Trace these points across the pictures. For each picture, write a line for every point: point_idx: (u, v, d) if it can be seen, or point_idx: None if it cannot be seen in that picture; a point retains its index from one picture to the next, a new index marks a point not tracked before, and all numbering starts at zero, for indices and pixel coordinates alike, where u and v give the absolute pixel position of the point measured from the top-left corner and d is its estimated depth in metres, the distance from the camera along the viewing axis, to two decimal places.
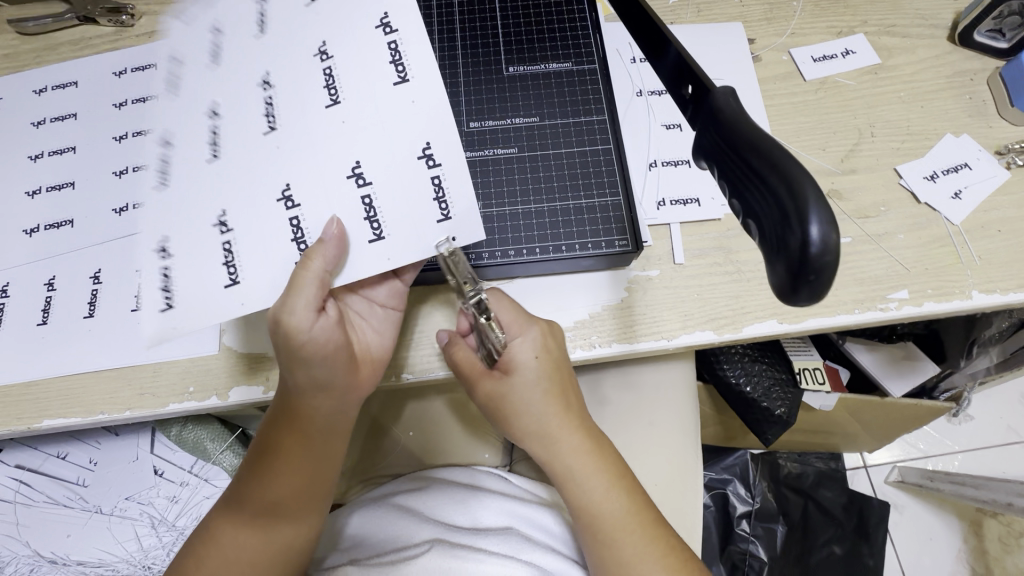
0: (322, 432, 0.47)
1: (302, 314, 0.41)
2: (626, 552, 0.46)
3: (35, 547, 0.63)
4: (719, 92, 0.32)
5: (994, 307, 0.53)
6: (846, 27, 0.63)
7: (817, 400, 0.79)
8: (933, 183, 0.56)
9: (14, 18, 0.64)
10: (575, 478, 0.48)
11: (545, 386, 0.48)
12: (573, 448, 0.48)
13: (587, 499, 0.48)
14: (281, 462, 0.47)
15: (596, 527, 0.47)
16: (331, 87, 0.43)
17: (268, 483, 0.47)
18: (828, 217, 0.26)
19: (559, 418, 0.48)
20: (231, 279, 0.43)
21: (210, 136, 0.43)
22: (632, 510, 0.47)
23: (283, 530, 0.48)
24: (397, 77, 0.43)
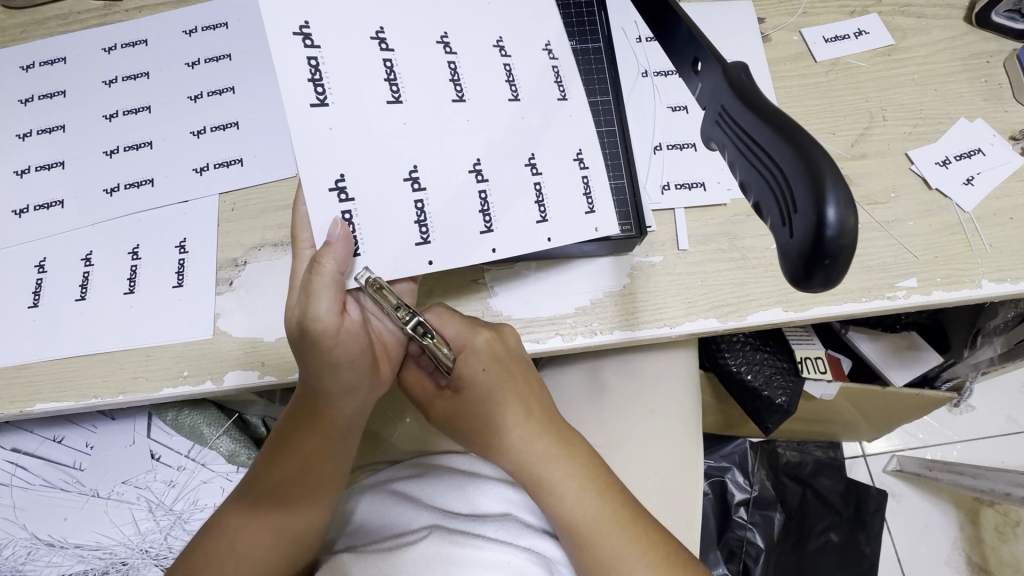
0: (350, 428, 0.48)
1: (327, 317, 0.40)
2: (607, 552, 0.46)
3: (33, 530, 0.63)
4: (729, 67, 0.31)
5: (1004, 296, 0.52)
6: (860, 7, 0.61)
7: (818, 390, 0.78)
8: (945, 169, 0.55)
9: None
10: (546, 484, 0.47)
11: (501, 392, 0.48)
12: (540, 456, 0.48)
13: (564, 504, 0.47)
14: (311, 455, 0.47)
15: (576, 533, 0.46)
16: (512, 79, 0.45)
17: (296, 473, 0.47)
18: (846, 197, 0.25)
19: (519, 426, 0.48)
20: (422, 236, 0.42)
21: (386, 77, 0.41)
22: (611, 509, 0.47)
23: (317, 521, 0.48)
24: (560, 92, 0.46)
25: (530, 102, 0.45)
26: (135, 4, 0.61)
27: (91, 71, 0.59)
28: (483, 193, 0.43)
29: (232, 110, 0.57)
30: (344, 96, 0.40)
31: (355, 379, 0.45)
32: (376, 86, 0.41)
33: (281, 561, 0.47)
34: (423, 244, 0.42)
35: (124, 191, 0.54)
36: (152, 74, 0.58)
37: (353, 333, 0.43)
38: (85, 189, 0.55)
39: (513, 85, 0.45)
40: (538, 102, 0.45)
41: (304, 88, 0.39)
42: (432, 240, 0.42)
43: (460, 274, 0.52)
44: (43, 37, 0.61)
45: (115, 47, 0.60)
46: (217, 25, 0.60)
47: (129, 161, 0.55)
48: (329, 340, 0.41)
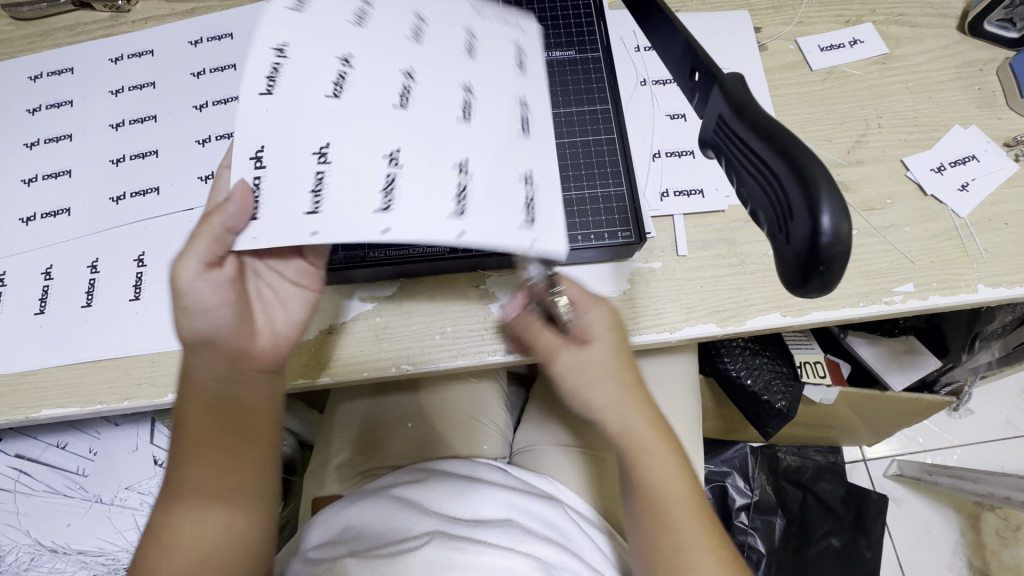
0: (259, 420, 0.45)
1: (190, 268, 0.39)
2: (683, 537, 0.45)
3: (35, 536, 0.64)
4: (727, 77, 0.31)
5: (1000, 300, 0.53)
6: (854, 16, 0.62)
7: (817, 394, 0.78)
8: (940, 175, 0.55)
9: (9, 3, 0.63)
10: (649, 458, 0.45)
11: (621, 361, 0.45)
12: (650, 433, 0.46)
13: (652, 479, 0.45)
14: (219, 444, 0.43)
15: (660, 508, 0.45)
16: (467, 95, 0.42)
17: (201, 462, 0.42)
18: (839, 205, 0.26)
19: (626, 391, 0.46)
20: (380, 211, 0.37)
21: (336, 77, 0.40)
22: (694, 496, 0.47)
23: (231, 523, 0.43)
24: (521, 105, 0.43)
25: (477, 107, 0.41)
26: (142, 14, 0.62)
27: (99, 80, 0.60)
28: (390, 183, 0.38)
29: (235, 118, 0.58)
30: (297, 69, 0.39)
31: (198, 359, 0.42)
32: (324, 77, 0.40)
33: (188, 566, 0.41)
34: (379, 217, 0.37)
35: (129, 199, 0.55)
36: (158, 83, 0.59)
37: (196, 307, 0.40)
38: (92, 197, 0.56)
39: (468, 88, 0.42)
40: (490, 102, 0.42)
41: (258, 81, 0.39)
42: (389, 216, 0.37)
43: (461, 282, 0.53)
44: (51, 47, 0.62)
45: (122, 57, 0.61)
46: (221, 35, 0.61)
47: (134, 169, 0.56)
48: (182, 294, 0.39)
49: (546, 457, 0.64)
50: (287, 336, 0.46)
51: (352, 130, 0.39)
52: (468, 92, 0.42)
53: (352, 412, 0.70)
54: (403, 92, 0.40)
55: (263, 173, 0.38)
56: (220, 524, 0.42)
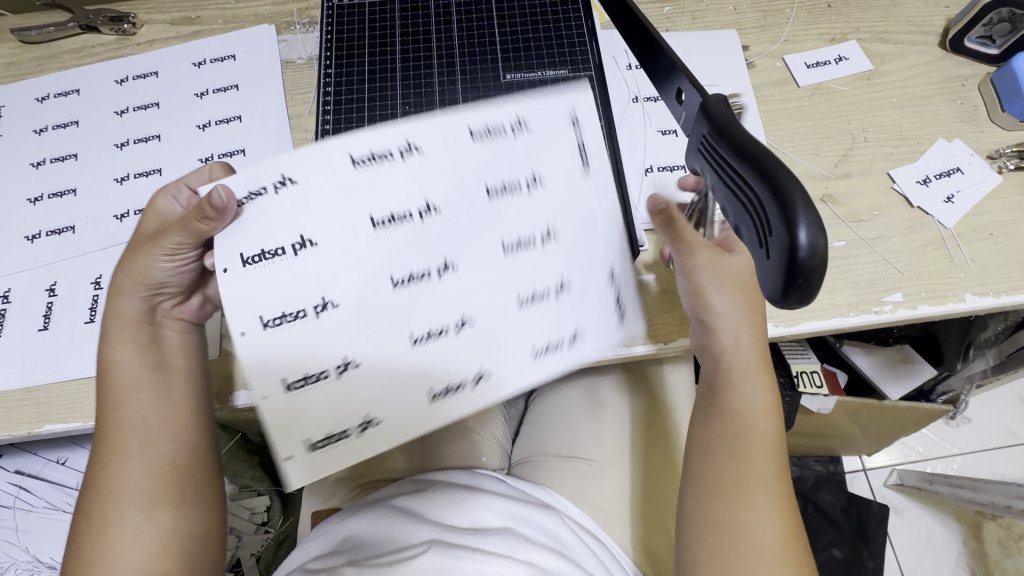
0: (175, 385, 0.46)
1: (171, 248, 0.43)
2: (739, 469, 0.44)
3: (34, 552, 0.63)
4: (711, 98, 0.33)
5: (988, 309, 0.54)
6: (839, 34, 0.64)
7: (814, 404, 0.79)
8: (926, 188, 0.57)
9: (17, 27, 0.65)
10: (744, 381, 0.46)
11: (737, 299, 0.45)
12: (746, 363, 0.46)
13: (739, 402, 0.46)
14: (135, 396, 0.45)
15: (731, 432, 0.45)
16: (438, 334, 0.39)
17: (120, 412, 0.44)
18: (816, 220, 0.27)
19: (733, 316, 0.46)
20: (292, 382, 0.38)
21: (384, 151, 0.37)
22: (774, 443, 0.45)
23: (144, 476, 0.44)
24: (474, 377, 0.40)
25: (442, 310, 0.39)
26: (147, 38, 0.64)
27: (103, 101, 0.62)
28: (297, 380, 0.38)
29: (237, 137, 0.59)
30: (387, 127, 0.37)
31: (126, 314, 0.45)
32: (387, 209, 0.38)
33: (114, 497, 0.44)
34: (286, 385, 0.38)
35: (133, 216, 0.56)
36: (161, 104, 0.61)
37: (143, 276, 0.44)
38: (96, 215, 0.57)
39: (463, 323, 0.40)
40: (442, 337, 0.39)
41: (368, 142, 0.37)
42: (291, 387, 0.38)
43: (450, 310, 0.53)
44: (57, 70, 0.64)
45: (127, 78, 0.62)
46: (224, 57, 0.63)
47: (138, 187, 0.57)
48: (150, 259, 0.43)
49: (545, 467, 0.64)
50: (196, 318, 0.49)
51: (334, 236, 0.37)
52: (454, 333, 0.40)
53: None
54: (392, 218, 0.38)
55: (269, 197, 0.37)
56: (141, 471, 0.44)
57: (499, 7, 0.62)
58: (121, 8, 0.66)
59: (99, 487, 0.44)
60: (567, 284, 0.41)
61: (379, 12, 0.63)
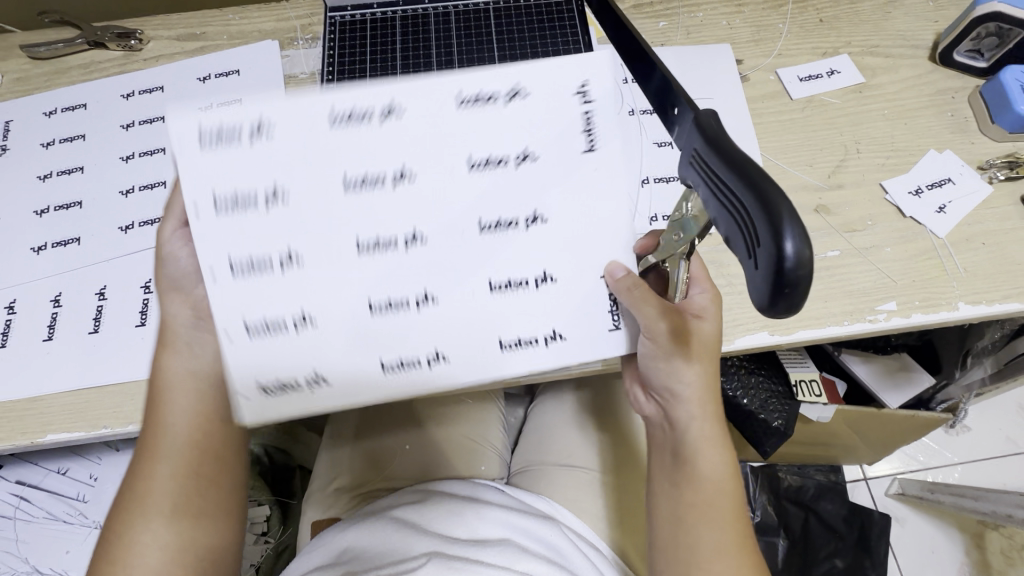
0: (217, 392, 0.45)
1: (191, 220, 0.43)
2: (699, 539, 0.45)
3: (33, 563, 0.64)
4: (701, 112, 0.34)
5: (983, 318, 0.54)
6: (831, 48, 0.66)
7: (813, 412, 0.79)
8: (918, 198, 0.58)
9: (26, 43, 0.67)
10: (698, 457, 0.46)
11: (699, 368, 0.45)
12: (705, 435, 0.46)
13: (701, 474, 0.46)
14: (178, 401, 0.44)
15: (689, 504, 0.46)
16: (264, 273, 0.36)
17: (162, 415, 0.44)
18: (801, 232, 0.27)
19: (692, 385, 0.45)
20: None
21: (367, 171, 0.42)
22: (733, 511, 0.46)
23: (175, 487, 0.44)
24: (297, 317, 0.36)
25: (355, 316, 0.37)
26: (154, 53, 0.66)
27: (110, 115, 0.63)
28: None
29: None
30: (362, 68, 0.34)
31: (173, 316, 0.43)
32: (360, 166, 0.35)
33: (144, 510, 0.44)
34: None
35: (138, 228, 0.57)
36: (167, 118, 0.62)
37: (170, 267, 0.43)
38: (102, 227, 0.58)
39: (425, 299, 0.37)
40: (319, 342, 0.37)
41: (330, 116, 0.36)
42: None
43: None
44: (65, 85, 0.65)
45: (134, 93, 0.64)
46: (229, 72, 0.64)
47: (144, 200, 0.59)
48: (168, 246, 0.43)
49: (545, 475, 0.65)
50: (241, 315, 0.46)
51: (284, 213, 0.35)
52: (413, 307, 0.37)
53: (350, 436, 0.70)
54: None
55: (376, 124, 0.34)
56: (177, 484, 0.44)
57: (497, 23, 0.64)
58: (126, 25, 0.67)
59: (133, 487, 0.45)
60: (541, 221, 0.37)
61: (380, 29, 0.64)
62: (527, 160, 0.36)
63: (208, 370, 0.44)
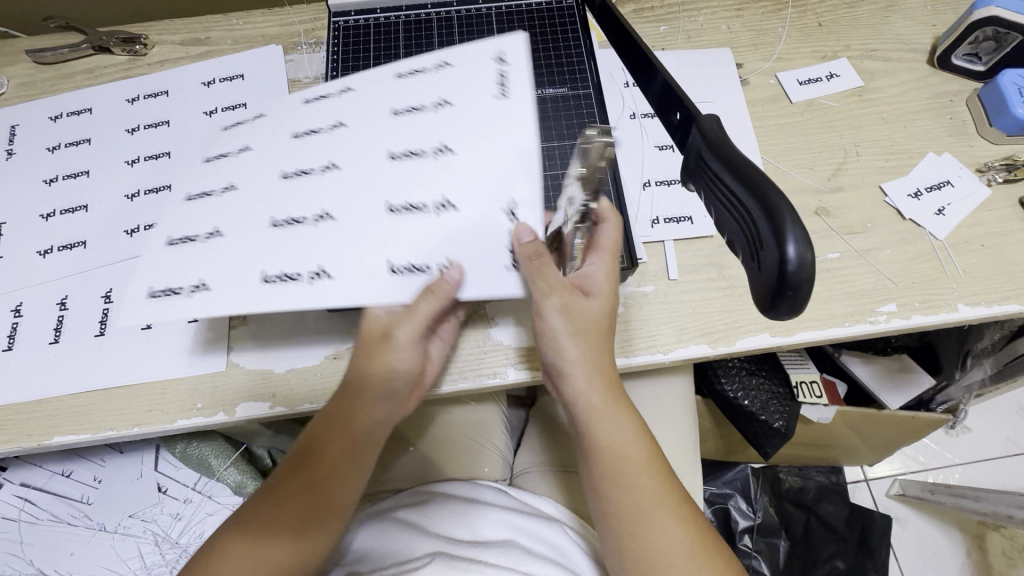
0: (372, 440, 0.50)
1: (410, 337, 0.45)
2: (630, 506, 0.46)
3: (39, 565, 0.64)
4: (703, 118, 0.34)
5: (982, 319, 0.55)
6: (830, 52, 0.66)
7: (814, 414, 0.81)
8: (917, 200, 0.58)
9: (32, 48, 0.67)
10: (600, 426, 0.47)
11: (578, 339, 0.46)
12: (598, 404, 0.46)
13: (602, 443, 0.47)
14: (343, 440, 0.48)
15: (611, 475, 0.47)
16: (192, 241, 0.44)
17: (327, 451, 0.48)
18: (802, 235, 0.28)
19: (578, 358, 0.46)
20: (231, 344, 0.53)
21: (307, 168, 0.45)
22: (652, 468, 0.47)
23: (321, 513, 0.48)
24: (193, 285, 0.43)
25: (256, 242, 0.44)
26: (159, 58, 0.66)
27: (115, 120, 0.63)
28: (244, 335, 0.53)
29: None
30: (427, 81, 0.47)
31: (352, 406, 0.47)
32: (404, 145, 0.45)
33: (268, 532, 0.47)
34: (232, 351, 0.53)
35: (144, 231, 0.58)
36: (172, 122, 0.63)
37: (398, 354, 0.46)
38: (107, 230, 0.58)
39: (323, 217, 0.44)
40: (220, 251, 0.44)
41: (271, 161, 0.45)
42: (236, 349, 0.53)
43: None
44: (71, 90, 0.65)
45: (140, 97, 0.64)
46: (232, 76, 0.64)
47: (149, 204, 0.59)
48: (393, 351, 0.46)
49: (546, 479, 0.66)
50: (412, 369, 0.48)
51: (258, 176, 0.45)
52: (313, 223, 0.44)
53: None
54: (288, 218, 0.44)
55: (430, 113, 0.46)
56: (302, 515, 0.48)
57: (499, 27, 0.64)
58: (132, 30, 0.68)
59: (278, 506, 0.48)
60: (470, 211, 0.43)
61: (383, 34, 0.64)
62: (443, 152, 0.45)
63: (389, 411, 0.49)
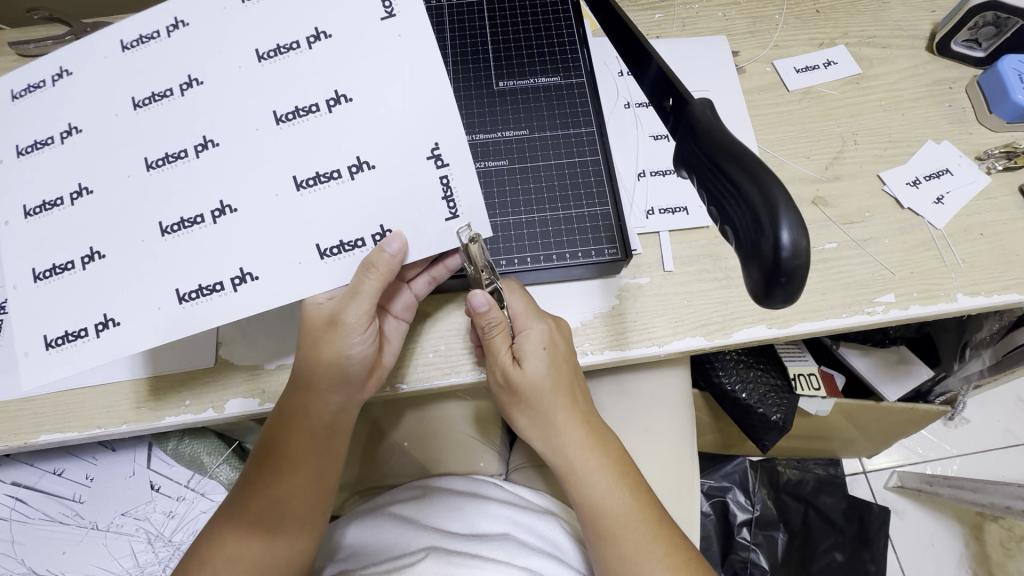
0: (332, 427, 0.49)
1: (358, 320, 0.44)
2: (625, 547, 0.47)
3: (31, 564, 0.64)
4: (696, 103, 0.33)
5: (981, 309, 0.54)
6: (828, 39, 0.65)
7: (813, 406, 0.79)
8: (916, 189, 0.57)
9: (15, 40, 0.66)
10: (579, 477, 0.49)
11: (553, 397, 0.49)
12: (583, 456, 0.49)
13: (586, 490, 0.49)
14: (299, 432, 0.47)
15: (600, 524, 0.48)
16: (53, 206, 0.44)
17: (284, 444, 0.48)
18: (797, 221, 0.27)
19: (558, 412, 0.49)
20: None
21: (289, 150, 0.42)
22: (639, 508, 0.48)
23: (294, 507, 0.48)
24: (84, 255, 0.43)
25: (131, 188, 0.43)
26: None
27: None
28: None
29: None
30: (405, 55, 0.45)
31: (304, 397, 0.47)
32: (290, 104, 0.43)
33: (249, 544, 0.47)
34: None
35: None
36: None
37: (345, 341, 0.44)
38: None
39: (222, 210, 0.42)
40: (94, 209, 0.44)
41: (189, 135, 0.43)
42: None
43: (428, 305, 0.54)
44: None
45: None
46: None
47: None
48: (345, 340, 0.44)
49: (541, 474, 0.65)
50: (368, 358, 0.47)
51: (101, 120, 0.44)
52: (212, 219, 0.42)
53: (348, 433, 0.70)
54: (180, 223, 0.42)
55: (303, 52, 0.43)
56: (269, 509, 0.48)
57: (491, 14, 0.62)
58: (117, 21, 0.66)
59: (245, 507, 0.48)
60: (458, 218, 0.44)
61: None
62: (337, 103, 0.42)
63: (347, 398, 0.48)
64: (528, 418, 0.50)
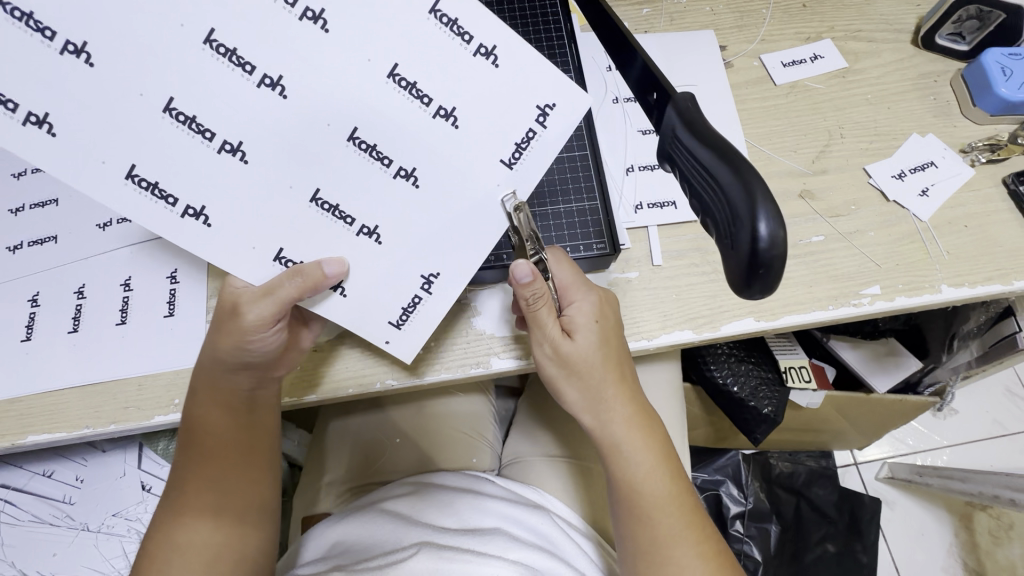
0: (259, 409, 0.48)
1: (261, 317, 0.41)
2: (659, 531, 0.47)
3: (20, 566, 0.63)
4: (677, 98, 0.33)
5: (965, 300, 0.55)
6: (814, 33, 0.65)
7: (803, 398, 0.80)
8: (901, 182, 0.58)
9: None
10: (623, 455, 0.48)
11: (604, 371, 0.48)
12: (629, 433, 0.49)
13: (626, 468, 0.48)
14: (215, 411, 0.46)
15: (638, 504, 0.48)
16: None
17: (203, 425, 0.47)
18: (776, 213, 0.28)
19: (611, 387, 0.48)
20: (169, 310, 0.53)
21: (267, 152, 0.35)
22: (673, 495, 0.48)
23: (228, 492, 0.47)
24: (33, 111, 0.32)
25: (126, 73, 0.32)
26: None
27: None
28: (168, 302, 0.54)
29: None
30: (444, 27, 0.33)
31: (224, 382, 0.46)
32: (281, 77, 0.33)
33: (192, 531, 0.46)
34: (169, 315, 0.53)
35: (116, 225, 0.56)
36: None
37: (244, 330, 0.42)
38: (77, 225, 0.56)
39: (232, 150, 0.35)
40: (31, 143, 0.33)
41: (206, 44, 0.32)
42: (176, 312, 0.53)
43: None
44: None
45: None
46: None
47: None
48: (248, 333, 0.42)
49: (533, 469, 0.65)
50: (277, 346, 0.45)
51: None
52: (212, 148, 0.35)
53: (338, 431, 0.70)
54: (185, 119, 0.34)
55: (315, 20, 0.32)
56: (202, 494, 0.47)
57: None
58: None
59: (180, 493, 0.47)
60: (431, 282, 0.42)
61: None
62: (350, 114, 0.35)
63: (260, 375, 0.46)
64: (580, 394, 0.49)
